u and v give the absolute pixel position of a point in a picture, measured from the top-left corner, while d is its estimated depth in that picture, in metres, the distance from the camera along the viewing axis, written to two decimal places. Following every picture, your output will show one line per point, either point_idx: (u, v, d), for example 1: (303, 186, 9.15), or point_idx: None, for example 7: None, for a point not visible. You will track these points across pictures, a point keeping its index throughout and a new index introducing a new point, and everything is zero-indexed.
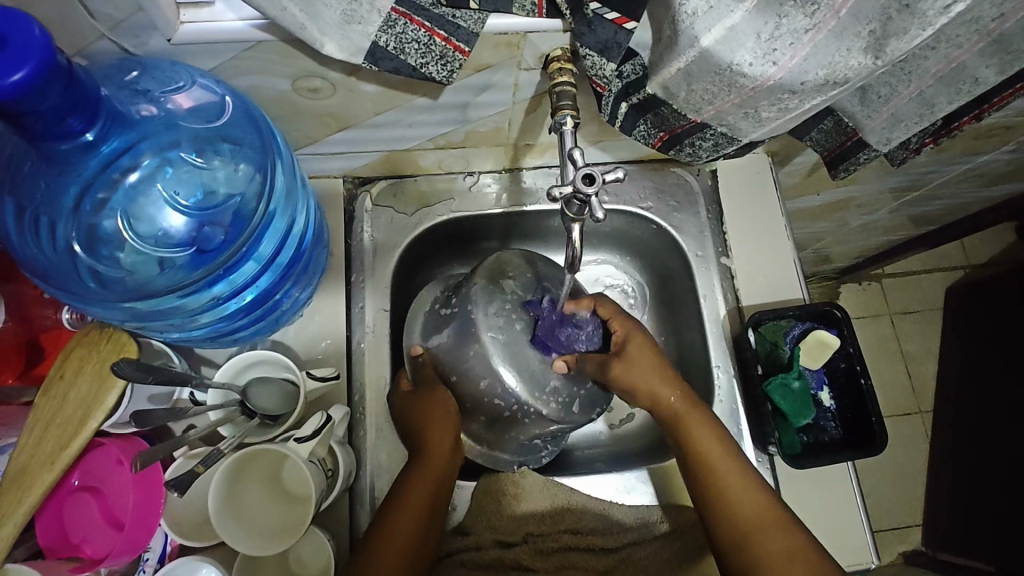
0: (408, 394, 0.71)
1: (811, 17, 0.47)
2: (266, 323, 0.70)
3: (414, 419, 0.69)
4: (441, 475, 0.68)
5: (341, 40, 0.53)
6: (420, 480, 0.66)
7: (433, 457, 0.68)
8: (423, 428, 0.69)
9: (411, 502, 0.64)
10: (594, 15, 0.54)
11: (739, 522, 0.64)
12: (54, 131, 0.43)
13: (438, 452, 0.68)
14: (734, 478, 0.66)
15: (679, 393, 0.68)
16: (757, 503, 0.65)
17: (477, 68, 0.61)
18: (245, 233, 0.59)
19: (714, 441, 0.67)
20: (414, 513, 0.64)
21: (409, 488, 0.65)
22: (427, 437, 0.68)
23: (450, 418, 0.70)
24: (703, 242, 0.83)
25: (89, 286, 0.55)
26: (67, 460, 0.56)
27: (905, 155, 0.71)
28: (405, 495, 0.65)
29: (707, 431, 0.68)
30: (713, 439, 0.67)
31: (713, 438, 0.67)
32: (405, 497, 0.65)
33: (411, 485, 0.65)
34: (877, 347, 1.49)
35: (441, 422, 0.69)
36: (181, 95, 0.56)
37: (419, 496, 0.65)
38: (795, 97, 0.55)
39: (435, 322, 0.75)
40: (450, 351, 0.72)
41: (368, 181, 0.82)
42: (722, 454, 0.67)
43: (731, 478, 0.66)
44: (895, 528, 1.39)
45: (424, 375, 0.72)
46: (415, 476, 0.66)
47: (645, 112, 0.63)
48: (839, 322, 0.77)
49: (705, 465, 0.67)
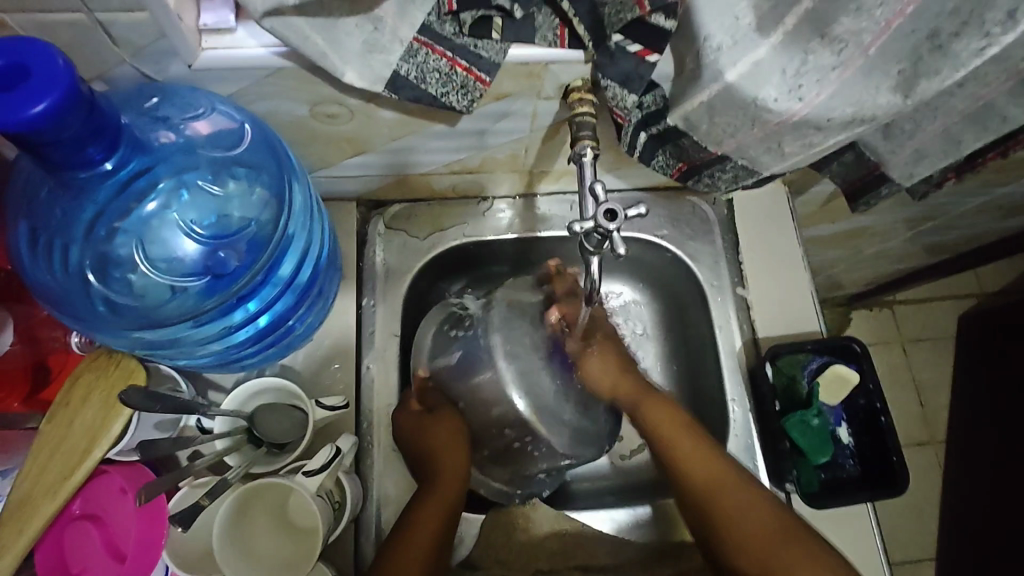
0: (420, 415, 0.71)
1: (839, 54, 0.47)
2: (276, 349, 0.69)
3: (420, 440, 0.70)
4: (449, 509, 0.67)
5: (362, 69, 0.52)
6: (430, 503, 0.66)
7: (444, 483, 0.68)
8: (435, 454, 0.69)
9: (423, 522, 0.64)
10: (616, 47, 0.53)
11: (688, 471, 0.68)
12: (74, 159, 0.42)
13: (448, 482, 0.68)
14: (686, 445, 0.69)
15: (631, 378, 0.74)
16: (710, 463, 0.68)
17: (496, 96, 0.61)
18: (260, 260, 0.58)
19: (662, 410, 0.72)
20: (424, 537, 0.63)
21: (422, 516, 0.65)
22: (439, 463, 0.69)
23: (460, 444, 0.71)
24: (718, 272, 0.82)
25: (100, 311, 0.55)
26: (70, 490, 0.55)
27: (927, 190, 0.69)
28: (415, 519, 0.64)
29: (664, 416, 0.72)
30: (667, 414, 0.72)
31: (661, 410, 0.72)
32: (416, 521, 0.64)
33: (422, 510, 0.65)
34: (890, 376, 1.46)
35: (451, 446, 0.70)
36: (200, 121, 0.56)
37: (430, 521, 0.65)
38: (820, 133, 0.54)
39: (442, 342, 0.73)
40: (454, 375, 0.71)
41: (380, 204, 0.81)
42: (671, 422, 0.71)
43: (681, 445, 0.69)
44: (908, 562, 1.36)
45: (433, 401, 0.72)
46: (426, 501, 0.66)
47: (664, 142, 0.62)
48: (860, 356, 0.75)
49: (661, 435, 0.71)
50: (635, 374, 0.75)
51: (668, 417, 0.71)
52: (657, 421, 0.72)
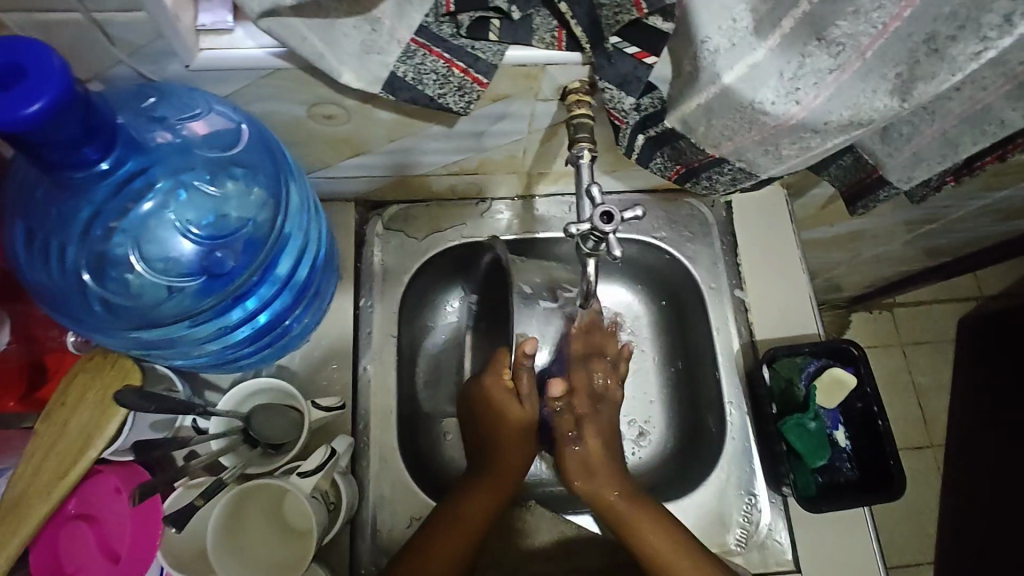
0: (507, 395, 0.71)
1: (836, 58, 0.47)
2: (273, 349, 0.69)
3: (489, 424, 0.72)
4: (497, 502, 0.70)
5: (359, 70, 0.53)
6: (479, 494, 0.69)
7: (500, 480, 0.71)
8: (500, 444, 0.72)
9: (469, 515, 0.67)
10: (613, 49, 0.54)
11: None
12: (70, 159, 0.42)
13: (499, 482, 0.71)
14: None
15: (623, 494, 0.70)
16: None
17: (494, 98, 0.61)
18: (258, 259, 0.58)
19: (665, 542, 0.67)
20: (464, 529, 0.67)
21: (466, 503, 0.68)
22: (498, 456, 0.72)
23: (525, 443, 0.72)
24: (716, 274, 0.82)
25: (95, 311, 0.55)
26: (64, 489, 0.55)
27: (925, 193, 0.69)
28: (459, 509, 0.68)
29: (665, 547, 0.67)
30: (665, 540, 0.67)
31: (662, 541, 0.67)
32: (454, 514, 0.67)
33: (469, 500, 0.68)
34: (889, 379, 1.46)
35: (518, 438, 0.72)
36: (197, 122, 0.56)
37: (473, 511, 0.68)
38: (818, 136, 0.54)
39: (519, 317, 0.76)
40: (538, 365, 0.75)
41: (379, 205, 0.81)
42: (677, 559, 0.66)
43: None
44: (904, 565, 1.35)
45: (524, 381, 0.70)
46: (477, 491, 0.69)
47: (662, 144, 0.62)
48: (857, 360, 0.75)
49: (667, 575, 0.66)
50: (625, 489, 0.70)
51: (640, 518, 0.68)
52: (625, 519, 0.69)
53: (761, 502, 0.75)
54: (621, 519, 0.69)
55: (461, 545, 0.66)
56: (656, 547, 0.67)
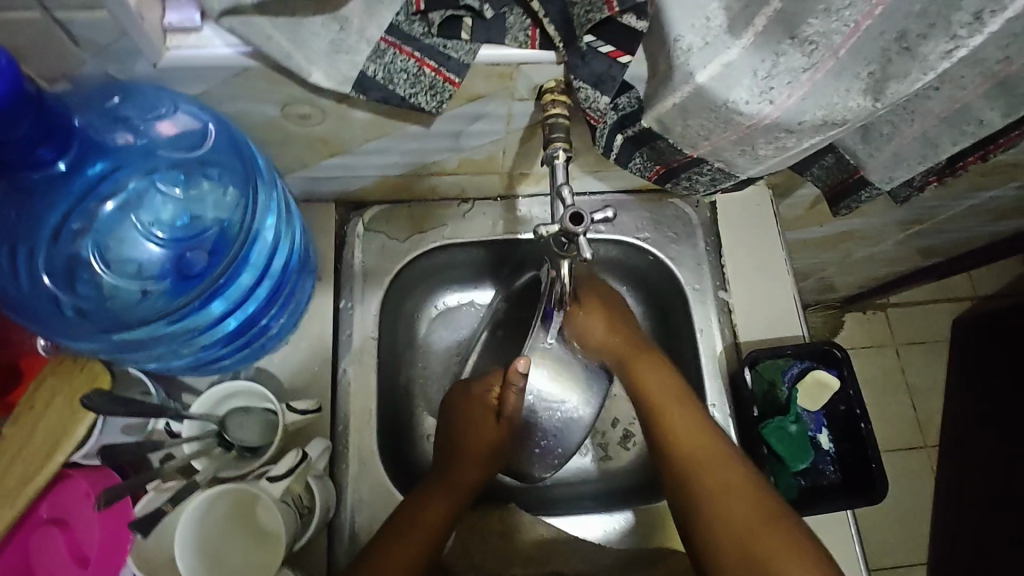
0: (489, 410, 0.73)
1: (809, 56, 0.46)
2: (251, 350, 0.68)
3: (462, 430, 0.74)
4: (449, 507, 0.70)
5: (329, 69, 0.52)
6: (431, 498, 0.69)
7: (456, 483, 0.72)
8: (464, 444, 0.73)
9: (425, 520, 0.67)
10: (587, 48, 0.53)
11: (699, 474, 0.66)
12: (27, 160, 0.44)
13: (455, 485, 0.72)
14: (701, 450, 0.68)
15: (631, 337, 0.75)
16: (723, 466, 0.66)
17: (469, 98, 0.60)
18: (227, 258, 0.57)
19: (677, 403, 0.70)
20: (422, 533, 0.67)
21: (424, 505, 0.68)
22: (458, 464, 0.73)
23: (491, 456, 0.74)
24: (700, 275, 0.81)
25: (68, 317, 0.54)
26: (29, 495, 0.55)
27: (909, 194, 0.69)
28: (419, 511, 0.68)
29: (678, 409, 0.70)
30: (676, 402, 0.71)
31: (672, 407, 0.70)
32: (416, 517, 0.67)
33: (427, 504, 0.69)
34: (882, 380, 1.45)
35: (479, 442, 0.73)
36: (164, 122, 0.56)
37: (430, 514, 0.68)
38: (793, 136, 0.54)
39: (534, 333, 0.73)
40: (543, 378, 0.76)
41: (360, 206, 0.80)
42: (690, 428, 0.69)
43: (701, 442, 0.68)
44: (897, 567, 1.34)
45: (509, 401, 0.70)
46: (435, 493, 0.70)
47: (641, 144, 0.62)
48: (840, 361, 0.75)
49: (678, 444, 0.68)
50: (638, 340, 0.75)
51: (717, 455, 0.67)
52: (697, 454, 0.68)
53: None
54: (631, 362, 0.74)
55: (420, 548, 0.66)
56: (682, 429, 0.69)
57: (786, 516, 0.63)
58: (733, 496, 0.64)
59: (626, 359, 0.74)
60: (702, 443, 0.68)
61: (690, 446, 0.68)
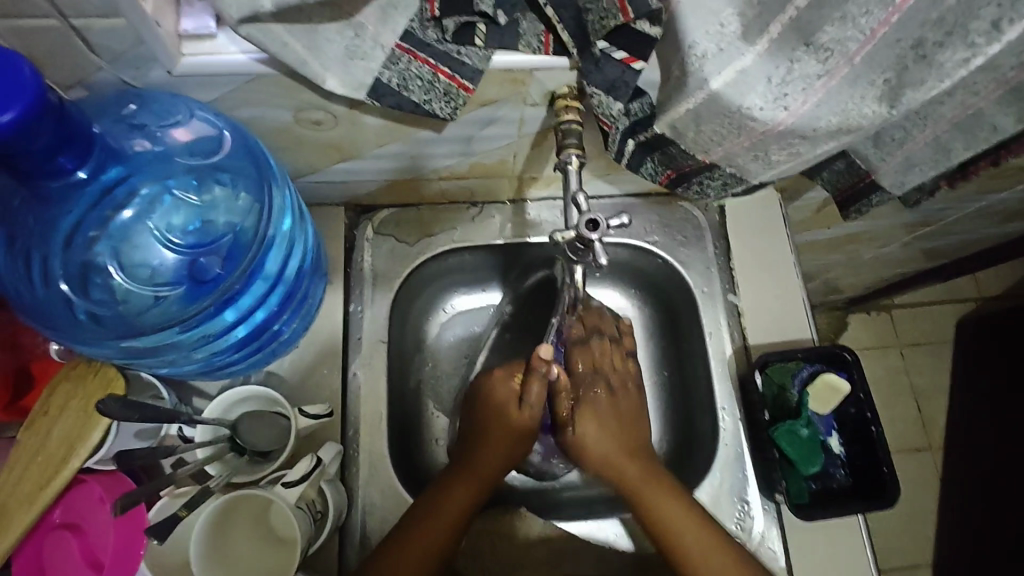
0: (511, 400, 0.71)
1: (824, 63, 0.46)
2: (262, 355, 0.68)
3: (485, 424, 0.72)
4: (467, 504, 0.68)
5: (343, 75, 0.53)
6: (451, 494, 0.68)
7: (477, 475, 0.70)
8: (488, 434, 0.71)
9: (440, 517, 0.66)
10: (601, 54, 0.53)
11: (695, 566, 0.65)
12: (46, 169, 0.44)
13: (476, 478, 0.70)
14: (693, 541, 0.66)
15: (615, 424, 0.71)
16: (719, 555, 0.65)
17: (482, 103, 0.60)
18: (241, 265, 0.57)
19: (666, 498, 0.67)
20: (439, 531, 0.66)
21: (441, 501, 0.67)
22: (480, 453, 0.71)
23: (515, 448, 0.71)
24: (709, 279, 0.81)
25: (81, 322, 0.54)
26: (46, 499, 0.56)
27: (919, 198, 0.69)
28: (434, 506, 0.67)
29: (668, 503, 0.67)
30: (662, 492, 0.68)
31: (660, 496, 0.67)
32: (429, 516, 0.66)
33: (446, 499, 0.68)
34: (887, 381, 1.45)
35: (503, 438, 0.71)
36: (179, 129, 0.56)
37: (447, 512, 0.67)
38: (806, 142, 0.54)
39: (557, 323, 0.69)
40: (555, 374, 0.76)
41: (369, 210, 0.81)
42: (685, 516, 0.66)
43: (692, 536, 0.66)
44: (903, 569, 1.34)
45: (531, 394, 0.69)
46: (455, 489, 0.69)
47: (653, 149, 0.62)
48: (850, 365, 0.75)
49: (671, 538, 0.66)
50: (619, 426, 0.72)
51: (704, 539, 0.66)
52: (690, 547, 0.66)
53: (753, 509, 0.74)
54: (610, 459, 0.70)
55: (435, 545, 0.65)
56: (678, 525, 0.66)
57: None
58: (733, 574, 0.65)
59: (613, 456, 0.70)
60: (726, 569, 0.65)
61: (682, 535, 0.66)
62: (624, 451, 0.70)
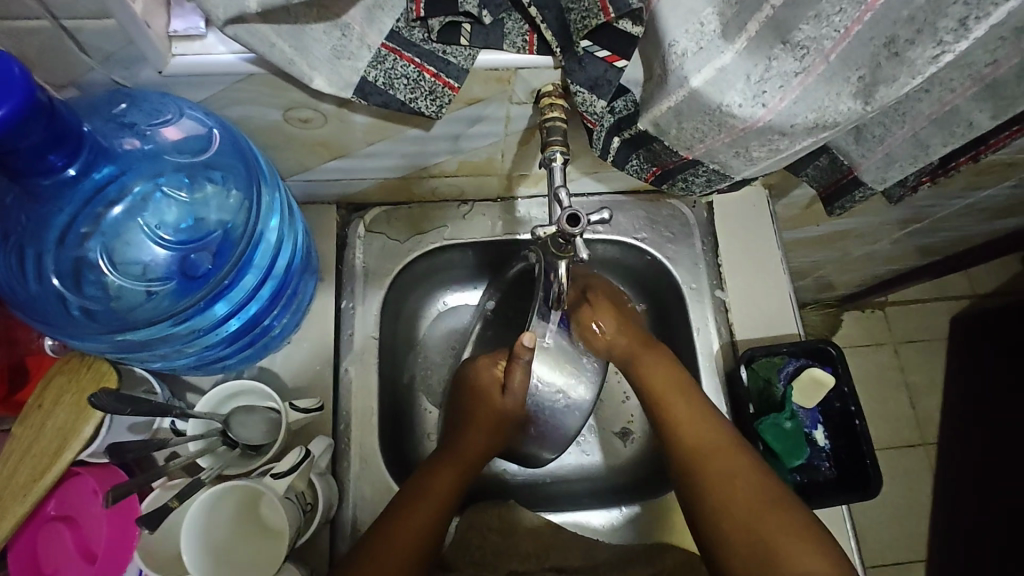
0: (495, 385, 0.74)
1: (801, 61, 0.47)
2: (254, 349, 0.69)
3: (470, 409, 0.75)
4: (456, 483, 0.71)
5: (331, 75, 0.53)
6: (442, 472, 0.70)
7: (464, 453, 0.73)
8: (474, 412, 0.74)
9: (429, 494, 0.68)
10: (584, 52, 0.54)
11: (687, 448, 0.68)
12: (37, 166, 0.45)
13: (463, 457, 0.72)
14: (687, 416, 0.70)
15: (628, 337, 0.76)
16: (716, 438, 0.68)
17: (468, 101, 0.61)
18: (231, 261, 0.58)
19: (666, 379, 0.72)
20: (428, 510, 0.67)
21: (433, 479, 0.70)
22: (466, 433, 0.73)
23: (499, 427, 0.74)
24: (697, 274, 0.82)
25: (75, 317, 0.56)
26: (40, 491, 0.57)
27: (902, 194, 0.70)
28: (423, 484, 0.69)
29: (665, 386, 0.72)
30: (664, 377, 0.73)
31: (660, 375, 0.73)
32: (419, 495, 0.68)
33: (435, 478, 0.70)
34: (880, 377, 1.46)
35: (485, 426, 0.74)
36: (169, 127, 0.56)
37: (439, 488, 0.69)
38: (786, 138, 0.55)
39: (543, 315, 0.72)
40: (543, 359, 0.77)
41: (361, 208, 0.81)
42: (681, 404, 0.70)
43: (683, 411, 0.70)
44: (897, 565, 1.35)
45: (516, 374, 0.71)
46: (444, 466, 0.71)
47: (637, 147, 0.63)
48: (835, 360, 0.76)
49: (666, 405, 0.71)
50: (634, 333, 0.76)
51: (702, 421, 0.69)
52: (688, 426, 0.69)
53: None
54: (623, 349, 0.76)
55: (426, 524, 0.66)
56: (676, 408, 0.70)
57: (795, 523, 0.61)
58: (729, 468, 0.66)
59: (627, 355, 0.76)
60: (716, 445, 0.67)
61: (677, 418, 0.70)
62: (637, 343, 0.76)
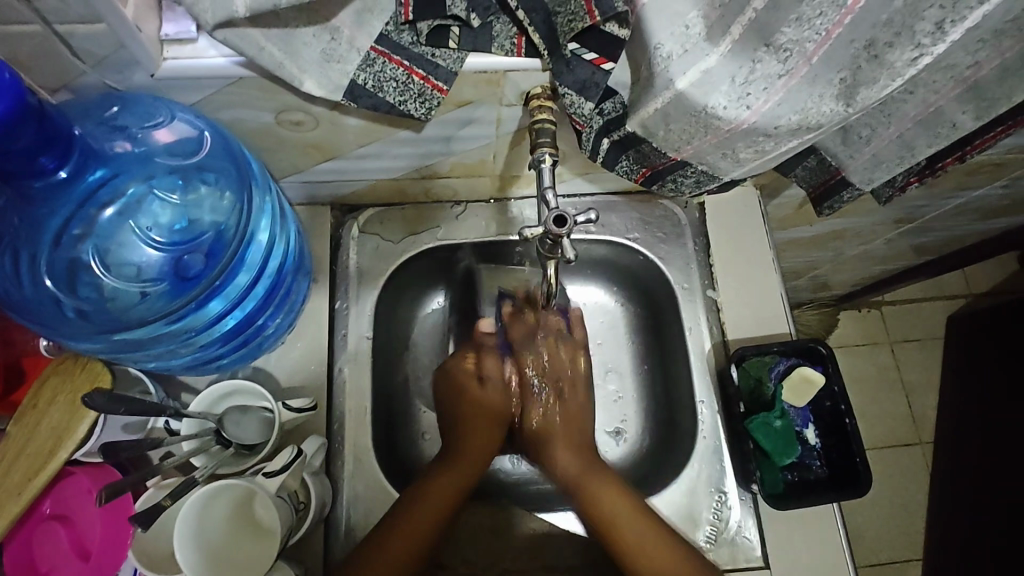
0: (470, 378, 0.77)
1: (784, 63, 0.48)
2: (248, 349, 0.70)
3: (462, 409, 0.76)
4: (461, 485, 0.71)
5: (321, 78, 0.54)
6: (445, 473, 0.71)
7: (464, 453, 0.74)
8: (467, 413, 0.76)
9: (429, 495, 0.69)
10: (571, 55, 0.54)
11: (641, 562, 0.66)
12: (29, 168, 0.46)
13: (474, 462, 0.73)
14: (640, 536, 0.67)
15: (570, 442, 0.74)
16: (668, 551, 0.66)
17: (458, 104, 0.62)
18: (223, 262, 0.59)
19: (616, 498, 0.70)
20: (432, 510, 0.68)
21: (434, 480, 0.70)
22: (463, 433, 0.75)
23: (496, 426, 0.76)
24: (689, 274, 0.83)
25: (68, 318, 0.56)
26: (35, 490, 0.57)
27: (891, 194, 0.70)
28: (427, 486, 0.70)
29: (613, 501, 0.70)
30: (618, 499, 0.70)
31: (613, 498, 0.70)
32: (424, 495, 0.69)
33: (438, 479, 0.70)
34: (875, 377, 1.46)
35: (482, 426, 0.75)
36: (161, 130, 0.57)
37: (444, 489, 0.70)
38: (771, 139, 0.55)
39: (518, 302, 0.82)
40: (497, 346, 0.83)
41: (355, 209, 0.82)
42: (629, 513, 0.69)
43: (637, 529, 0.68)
44: (892, 563, 1.35)
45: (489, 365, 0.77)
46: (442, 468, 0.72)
47: (626, 148, 0.63)
48: (826, 359, 0.76)
49: (618, 529, 0.68)
50: (578, 454, 0.74)
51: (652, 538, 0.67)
52: (640, 541, 0.67)
53: (730, 499, 0.76)
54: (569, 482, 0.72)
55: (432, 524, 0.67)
56: (624, 524, 0.68)
57: None
58: None
59: (574, 489, 0.72)
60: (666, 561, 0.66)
61: (619, 521, 0.68)
62: (584, 469, 0.73)
